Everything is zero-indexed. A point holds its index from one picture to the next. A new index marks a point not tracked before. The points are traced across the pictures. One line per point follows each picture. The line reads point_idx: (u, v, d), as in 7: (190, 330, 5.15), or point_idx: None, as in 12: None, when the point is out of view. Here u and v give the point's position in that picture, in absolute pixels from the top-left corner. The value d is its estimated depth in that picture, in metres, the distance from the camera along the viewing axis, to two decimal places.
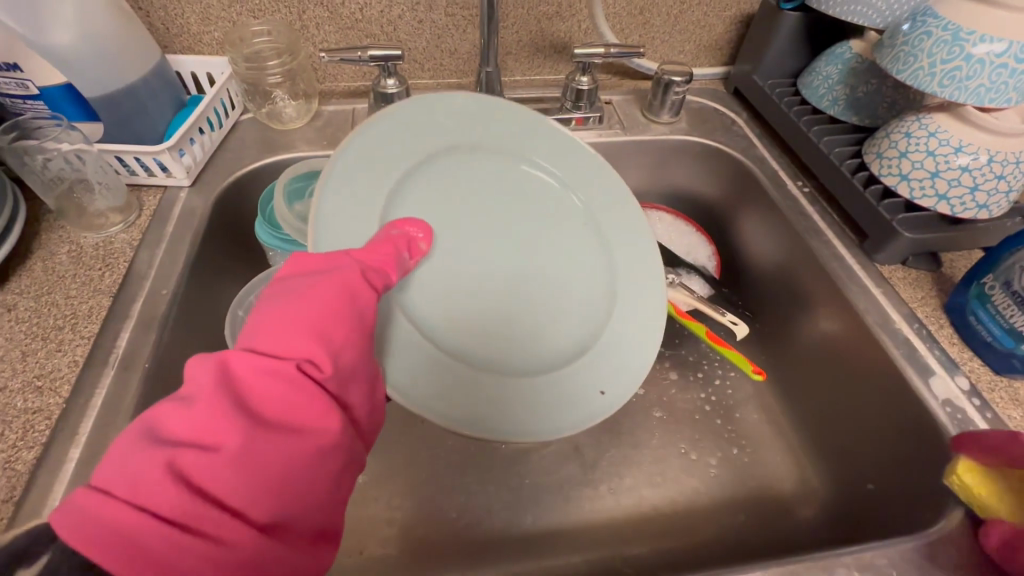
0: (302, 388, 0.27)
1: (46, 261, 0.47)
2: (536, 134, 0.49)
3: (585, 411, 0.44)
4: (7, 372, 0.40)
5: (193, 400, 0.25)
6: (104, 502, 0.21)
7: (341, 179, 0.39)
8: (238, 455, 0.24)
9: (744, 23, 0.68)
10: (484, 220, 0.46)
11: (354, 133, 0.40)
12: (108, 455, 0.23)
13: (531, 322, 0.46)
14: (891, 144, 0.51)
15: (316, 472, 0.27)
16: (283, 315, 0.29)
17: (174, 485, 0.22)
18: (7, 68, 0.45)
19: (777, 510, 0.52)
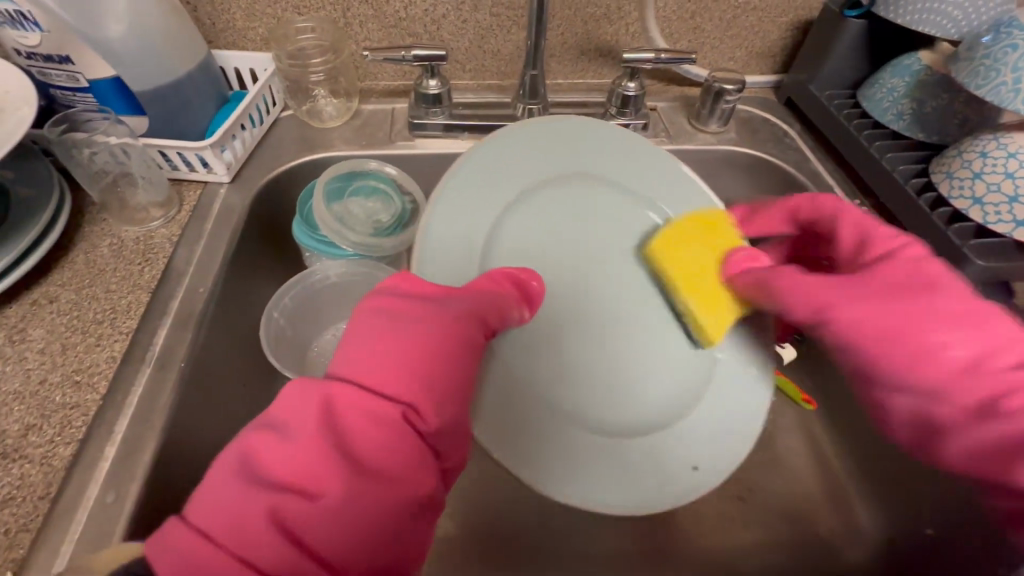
0: (395, 434, 0.29)
1: (88, 253, 0.47)
2: (646, 163, 0.49)
3: (672, 481, 0.43)
4: (47, 365, 0.40)
5: (293, 437, 0.27)
6: (198, 539, 0.24)
7: (444, 207, 0.41)
8: (329, 501, 0.26)
9: (801, 30, 0.65)
10: (578, 249, 0.45)
11: (460, 161, 0.42)
12: (214, 479, 0.26)
13: (620, 366, 0.44)
14: (964, 164, 0.48)
15: (402, 522, 0.28)
16: (384, 357, 0.31)
17: (266, 525, 0.24)
18: (59, 60, 0.45)
19: (820, 547, 0.50)
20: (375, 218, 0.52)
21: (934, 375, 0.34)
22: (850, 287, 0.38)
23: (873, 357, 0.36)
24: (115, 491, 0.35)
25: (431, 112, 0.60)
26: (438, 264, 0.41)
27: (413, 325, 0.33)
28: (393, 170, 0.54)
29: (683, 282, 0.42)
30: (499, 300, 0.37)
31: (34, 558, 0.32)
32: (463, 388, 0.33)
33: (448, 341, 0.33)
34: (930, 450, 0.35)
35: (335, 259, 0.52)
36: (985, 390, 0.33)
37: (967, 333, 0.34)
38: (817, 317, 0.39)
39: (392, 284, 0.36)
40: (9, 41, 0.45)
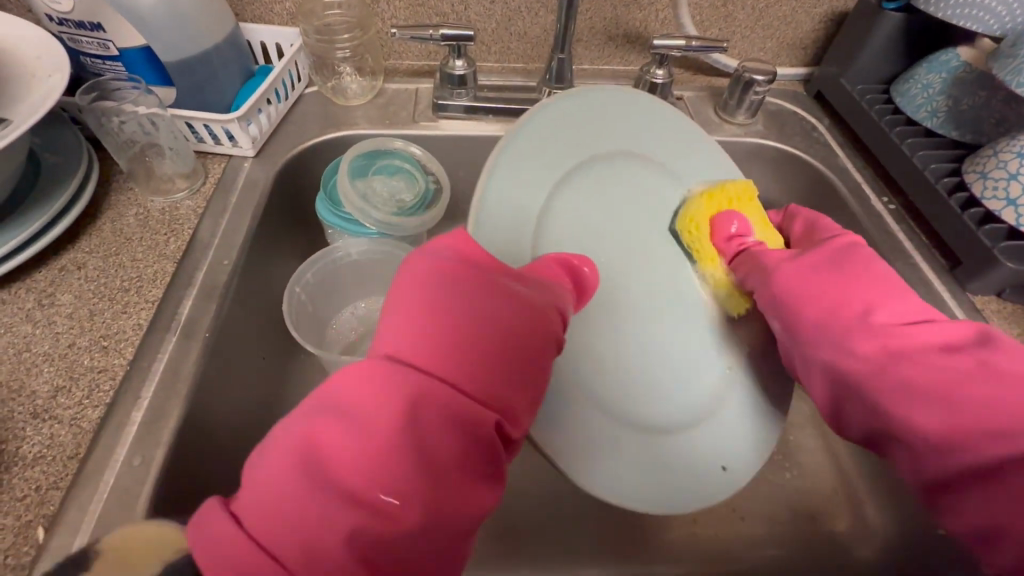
0: (478, 441, 0.26)
1: (115, 221, 0.47)
2: (690, 154, 0.47)
3: (700, 491, 0.40)
4: (75, 329, 0.40)
5: (366, 436, 0.24)
6: (258, 549, 0.22)
7: (509, 163, 0.37)
8: (410, 520, 0.24)
9: (836, 22, 0.64)
10: (627, 235, 0.42)
11: (520, 125, 0.38)
12: (274, 480, 0.24)
13: (645, 353, 0.41)
14: (1000, 163, 0.47)
15: (470, 539, 0.26)
16: (463, 345, 0.28)
17: (337, 541, 0.22)
18: (90, 28, 0.45)
19: (831, 546, 0.50)
20: (399, 198, 0.52)
21: (853, 335, 0.35)
22: (781, 271, 0.40)
23: (799, 322, 0.38)
24: (141, 456, 0.35)
25: (455, 93, 0.59)
26: (496, 227, 0.36)
27: (484, 309, 0.30)
28: (416, 150, 0.54)
29: (708, 257, 0.43)
30: (561, 285, 0.34)
31: (65, 513, 0.32)
32: (536, 384, 0.30)
33: (530, 334, 0.30)
34: (851, 411, 0.36)
35: (356, 238, 0.53)
36: (903, 351, 0.34)
37: (895, 312, 0.36)
38: (755, 284, 0.41)
39: (450, 243, 0.32)
40: (40, 6, 0.45)
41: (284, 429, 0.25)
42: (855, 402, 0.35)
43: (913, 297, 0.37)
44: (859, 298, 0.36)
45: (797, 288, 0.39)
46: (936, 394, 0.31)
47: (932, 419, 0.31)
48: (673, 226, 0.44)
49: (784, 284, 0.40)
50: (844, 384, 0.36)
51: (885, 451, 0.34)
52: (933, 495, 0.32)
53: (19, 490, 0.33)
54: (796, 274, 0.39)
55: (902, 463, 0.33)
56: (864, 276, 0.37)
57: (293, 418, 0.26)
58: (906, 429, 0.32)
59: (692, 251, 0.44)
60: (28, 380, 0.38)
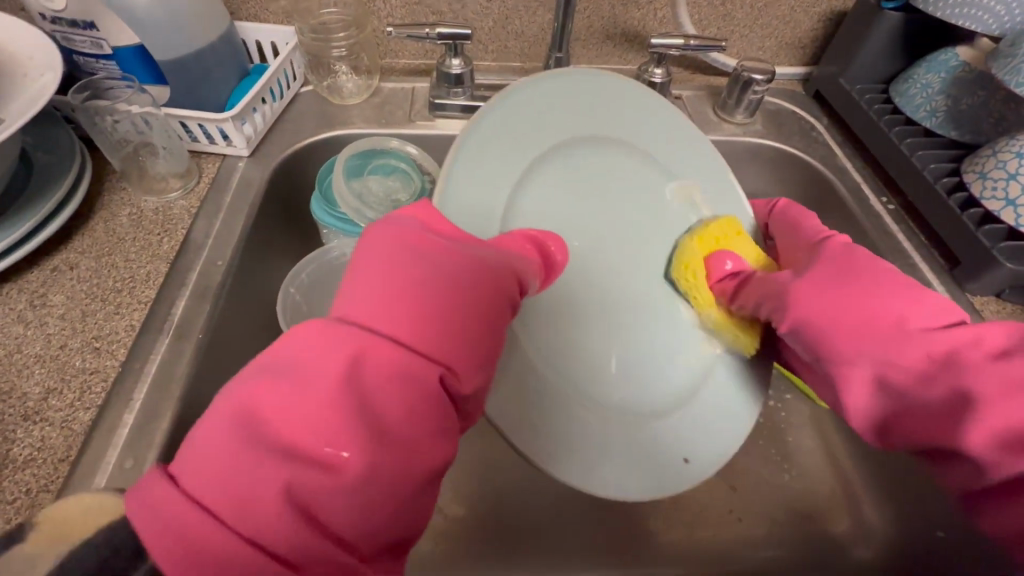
0: (427, 399, 0.25)
1: (108, 221, 0.47)
2: (681, 146, 0.47)
3: (669, 467, 0.40)
4: (67, 330, 0.40)
5: (308, 394, 0.23)
6: (193, 508, 0.22)
7: (484, 135, 0.36)
8: (349, 476, 0.23)
9: (834, 21, 0.63)
10: (601, 218, 0.42)
11: (500, 98, 0.37)
12: (212, 439, 0.23)
13: (635, 350, 0.41)
14: (999, 163, 0.46)
15: (418, 499, 0.25)
16: (413, 304, 0.27)
17: (273, 495, 0.22)
18: (84, 26, 0.45)
19: (830, 547, 0.50)
20: (395, 198, 0.52)
21: (895, 345, 0.34)
22: (800, 287, 0.39)
23: (832, 336, 0.37)
24: (133, 458, 0.35)
25: (452, 92, 0.59)
26: (463, 204, 0.34)
27: (440, 270, 0.29)
28: (413, 149, 0.54)
29: (704, 300, 0.43)
30: (526, 257, 0.33)
31: None
32: (493, 348, 0.29)
33: (486, 296, 0.29)
34: (902, 424, 0.34)
35: (352, 238, 0.52)
36: (949, 359, 0.32)
37: (932, 318, 0.35)
38: (773, 309, 0.40)
39: (412, 213, 0.32)
40: (34, 5, 0.45)
41: (226, 390, 0.24)
42: (905, 414, 0.34)
43: (950, 302, 0.35)
44: (890, 306, 0.35)
45: (824, 299, 0.38)
46: (984, 400, 0.30)
47: (981, 427, 0.30)
48: (670, 273, 0.44)
49: (810, 295, 0.39)
50: (892, 396, 0.34)
51: (941, 462, 0.32)
52: (983, 504, 0.30)
53: (9, 493, 0.33)
54: (821, 284, 0.39)
55: (955, 475, 0.31)
56: (891, 282, 0.37)
57: (236, 379, 0.25)
58: (955, 438, 0.31)
59: (688, 296, 0.44)
60: (20, 382, 0.37)
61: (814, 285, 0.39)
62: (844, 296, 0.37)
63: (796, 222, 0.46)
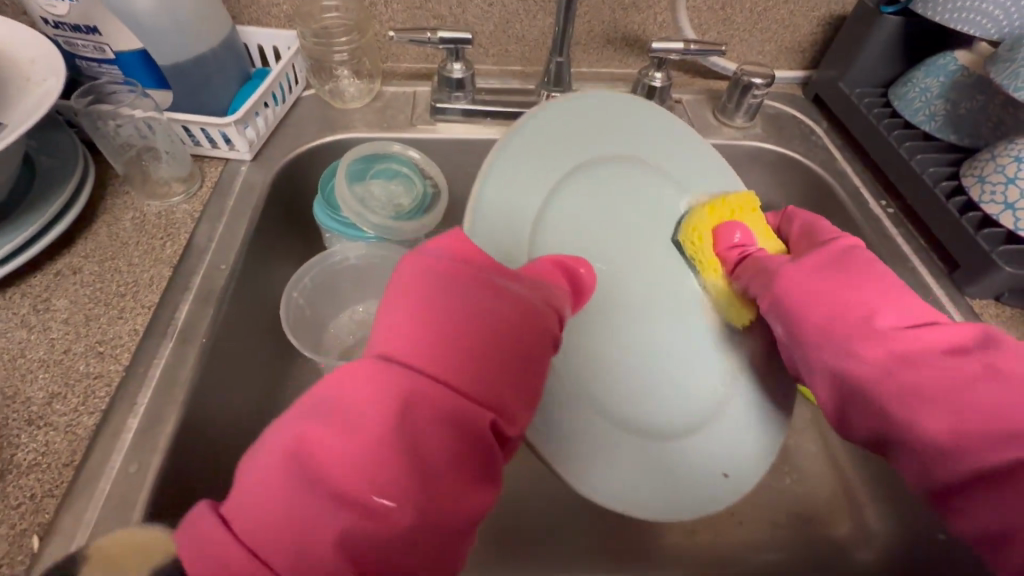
0: (473, 443, 0.26)
1: (111, 226, 0.47)
2: (688, 157, 0.47)
3: (698, 494, 0.40)
4: (71, 335, 0.40)
5: (358, 438, 0.23)
6: (246, 555, 0.21)
7: (503, 166, 0.37)
8: (400, 524, 0.23)
9: (834, 25, 0.64)
10: (621, 237, 0.42)
11: (515, 128, 0.39)
12: (262, 483, 0.23)
13: (650, 360, 0.41)
14: (997, 167, 0.47)
15: (462, 540, 0.25)
16: (459, 343, 0.27)
17: (331, 546, 0.22)
18: (87, 31, 0.45)
19: (831, 549, 0.50)
20: (397, 202, 0.52)
21: (863, 337, 0.35)
22: (788, 272, 0.40)
23: (802, 325, 0.37)
24: (137, 462, 0.35)
25: (453, 97, 0.59)
26: (490, 232, 0.35)
27: (480, 306, 0.29)
28: (415, 153, 0.54)
29: (710, 265, 0.43)
30: (558, 287, 0.33)
31: (60, 521, 0.32)
32: (533, 384, 0.30)
33: (528, 333, 0.29)
34: (855, 416, 0.35)
35: (354, 242, 0.53)
36: (912, 355, 0.33)
37: (901, 315, 0.35)
38: (760, 288, 0.41)
39: (445, 242, 0.31)
40: (36, 8, 0.44)
41: (274, 431, 0.24)
42: (860, 407, 0.34)
43: (918, 302, 0.36)
44: (864, 300, 0.36)
45: (803, 291, 0.38)
46: (946, 400, 0.31)
47: (940, 425, 0.31)
48: (676, 236, 0.44)
49: (786, 284, 0.39)
50: (850, 388, 0.35)
51: (890, 455, 0.34)
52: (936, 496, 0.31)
53: (14, 498, 0.33)
54: (799, 275, 0.39)
55: (911, 467, 0.32)
56: (870, 278, 0.37)
57: (284, 419, 0.25)
58: (913, 432, 0.31)
59: (694, 260, 0.44)
60: (23, 386, 0.37)
61: (797, 277, 0.39)
62: (823, 288, 0.38)
63: (812, 224, 0.45)
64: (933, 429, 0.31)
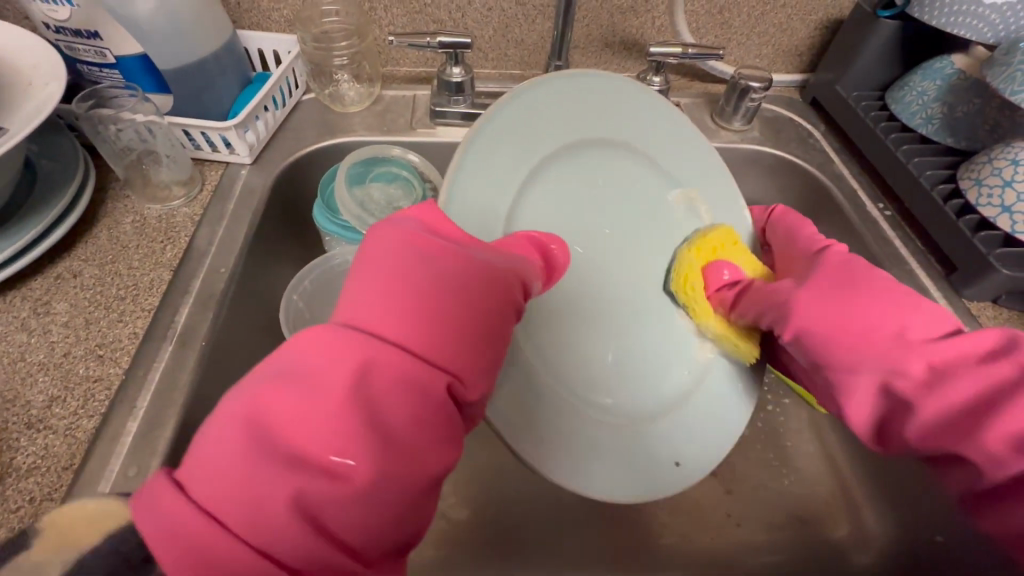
0: (435, 408, 0.26)
1: (112, 229, 0.47)
2: (679, 147, 0.47)
3: (662, 476, 0.40)
4: (70, 338, 0.40)
5: (315, 401, 0.23)
6: (198, 514, 0.22)
7: (490, 139, 0.36)
8: (355, 483, 0.23)
9: (831, 29, 0.64)
10: (605, 220, 0.42)
11: (505, 100, 0.37)
12: (217, 447, 0.23)
13: (636, 354, 0.42)
14: (994, 171, 0.47)
15: (421, 503, 0.25)
16: (420, 309, 0.27)
17: (282, 502, 0.22)
18: (87, 35, 0.45)
19: (830, 551, 0.50)
20: (397, 205, 0.52)
21: (893, 353, 0.34)
22: (801, 296, 0.39)
23: (833, 344, 0.37)
24: (137, 466, 0.35)
25: (453, 100, 0.59)
26: (468, 205, 0.35)
27: (444, 274, 0.29)
28: (414, 157, 0.55)
29: (704, 311, 0.43)
30: (528, 260, 0.34)
31: None
32: (496, 352, 0.30)
33: (492, 303, 0.30)
34: (899, 431, 0.34)
35: (353, 245, 0.53)
36: (947, 366, 0.33)
37: (929, 325, 0.35)
38: (773, 320, 0.41)
39: (414, 214, 0.32)
40: (37, 14, 0.45)
41: (230, 396, 0.24)
42: (903, 421, 0.34)
43: (940, 308, 0.36)
44: (885, 314, 0.36)
45: (823, 309, 0.38)
46: (993, 406, 0.30)
47: (988, 432, 0.30)
48: (668, 285, 0.44)
49: (806, 303, 0.39)
50: (895, 403, 0.34)
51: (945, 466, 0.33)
52: (979, 506, 0.31)
53: (13, 502, 0.33)
54: (817, 293, 0.39)
55: (969, 481, 0.31)
56: (886, 289, 0.37)
57: (242, 384, 0.25)
58: (964, 446, 0.31)
59: (687, 308, 0.44)
60: (23, 390, 0.37)
61: (817, 300, 0.39)
62: (843, 305, 0.38)
63: (791, 231, 0.48)
64: (981, 442, 0.30)
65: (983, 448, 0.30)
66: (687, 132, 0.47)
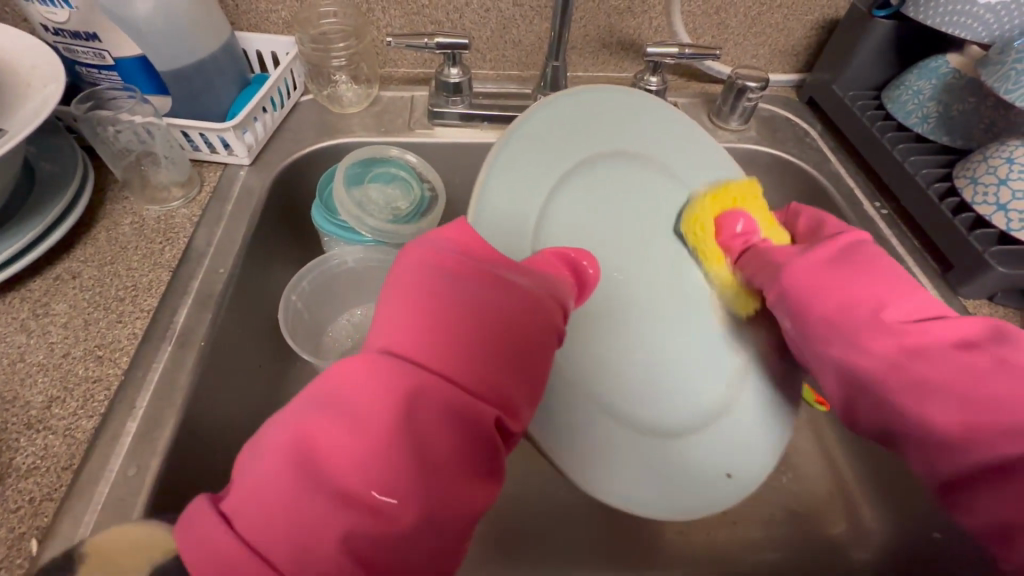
0: (479, 440, 0.26)
1: (111, 230, 0.47)
2: (692, 158, 0.47)
3: (708, 493, 0.40)
4: (70, 339, 0.40)
5: (359, 434, 0.23)
6: (243, 548, 0.22)
7: (506, 164, 0.37)
8: (403, 521, 0.23)
9: (827, 29, 0.64)
10: (624, 232, 0.42)
11: (517, 123, 0.38)
12: (262, 479, 0.23)
13: (659, 363, 0.41)
14: (990, 169, 0.47)
15: (465, 536, 0.25)
16: (461, 339, 0.27)
17: (332, 542, 0.22)
18: (86, 37, 0.46)
19: (829, 548, 0.50)
20: (394, 205, 0.52)
21: (868, 333, 0.35)
22: (794, 266, 0.39)
23: (817, 321, 0.37)
24: (136, 465, 0.35)
25: (451, 101, 0.59)
26: (495, 220, 0.35)
27: (480, 300, 0.29)
28: (412, 158, 0.55)
29: (711, 258, 0.43)
30: (559, 279, 0.33)
31: (58, 525, 0.32)
32: (536, 379, 0.30)
33: (530, 329, 0.30)
34: (863, 409, 0.36)
35: (351, 245, 0.53)
36: (920, 349, 0.34)
37: (914, 310, 0.35)
38: (765, 281, 0.41)
39: (451, 234, 0.32)
40: (36, 16, 0.45)
41: (275, 424, 0.25)
42: (867, 403, 0.35)
43: (932, 297, 0.36)
44: (871, 294, 0.36)
45: (815, 287, 0.38)
46: (959, 393, 0.31)
47: (946, 415, 0.31)
48: (677, 226, 0.45)
49: (796, 274, 0.39)
50: (863, 383, 0.35)
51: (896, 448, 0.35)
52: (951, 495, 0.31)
53: (12, 502, 0.33)
54: (810, 270, 0.39)
55: (920, 458, 0.32)
56: (881, 274, 0.37)
57: (285, 412, 0.25)
58: (923, 423, 0.32)
59: (696, 252, 0.44)
60: (23, 390, 0.37)
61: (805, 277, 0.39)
62: (838, 285, 0.37)
63: (817, 222, 0.46)
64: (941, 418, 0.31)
65: (933, 426, 0.32)
66: (695, 134, 0.47)
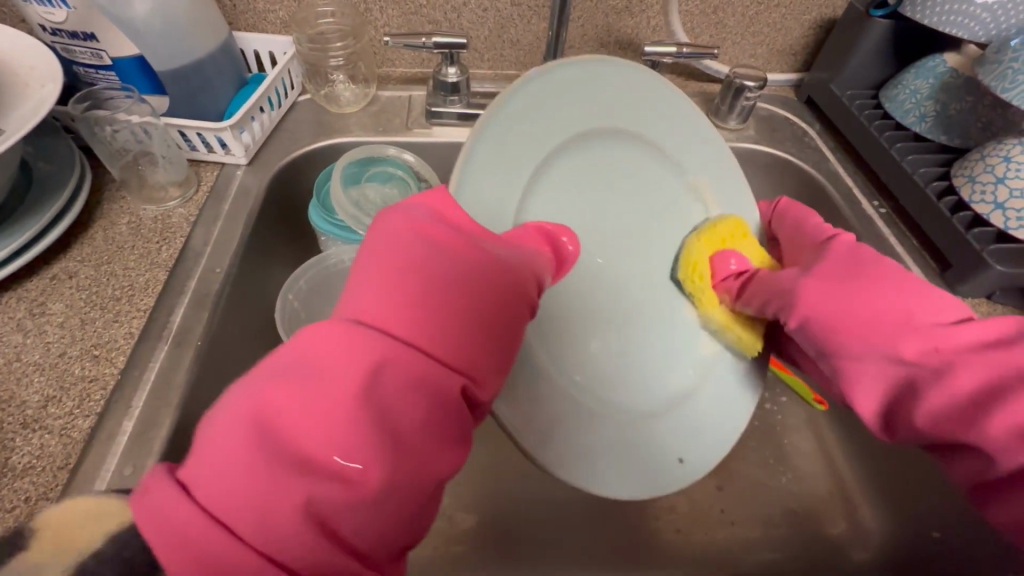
0: (445, 409, 0.26)
1: (107, 230, 0.47)
2: (692, 144, 0.46)
3: (667, 475, 0.40)
4: (66, 339, 0.40)
5: (324, 399, 0.23)
6: (199, 516, 0.21)
7: (496, 132, 0.34)
8: (366, 487, 0.23)
9: (825, 28, 0.64)
10: (617, 216, 0.41)
11: (512, 88, 0.35)
12: (219, 445, 0.22)
13: (639, 347, 0.41)
14: (987, 168, 0.47)
15: (427, 504, 0.26)
16: (432, 308, 0.27)
17: (292, 507, 0.22)
18: (84, 37, 0.46)
19: (828, 548, 0.50)
20: (391, 205, 0.52)
21: (898, 340, 0.35)
22: (808, 283, 0.39)
23: (840, 332, 0.37)
24: (132, 465, 0.35)
25: (449, 101, 0.59)
26: (483, 198, 0.33)
27: (453, 270, 0.29)
28: (410, 157, 0.55)
29: (711, 303, 0.43)
30: (540, 253, 0.33)
31: None
32: (507, 352, 0.30)
33: (502, 302, 0.30)
34: (905, 418, 0.35)
35: (348, 244, 0.53)
36: (953, 353, 0.33)
37: (939, 313, 0.35)
38: (773, 298, 0.41)
39: (430, 201, 0.31)
40: (34, 17, 0.45)
41: (236, 391, 0.24)
42: (904, 412, 0.35)
43: (950, 296, 0.36)
44: (891, 301, 0.36)
45: (830, 298, 0.38)
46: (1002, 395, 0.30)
47: (994, 421, 0.30)
48: (675, 273, 0.44)
49: (810, 289, 0.39)
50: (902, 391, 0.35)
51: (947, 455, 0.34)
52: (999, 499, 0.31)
53: (7, 501, 0.33)
54: (825, 282, 0.39)
55: (975, 467, 0.31)
56: (893, 278, 0.37)
57: (247, 379, 0.24)
58: (970, 433, 0.31)
59: (695, 298, 0.44)
60: (19, 390, 0.37)
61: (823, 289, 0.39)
62: (854, 294, 0.37)
63: (800, 222, 0.46)
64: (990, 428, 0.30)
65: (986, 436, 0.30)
66: (695, 121, 0.47)
